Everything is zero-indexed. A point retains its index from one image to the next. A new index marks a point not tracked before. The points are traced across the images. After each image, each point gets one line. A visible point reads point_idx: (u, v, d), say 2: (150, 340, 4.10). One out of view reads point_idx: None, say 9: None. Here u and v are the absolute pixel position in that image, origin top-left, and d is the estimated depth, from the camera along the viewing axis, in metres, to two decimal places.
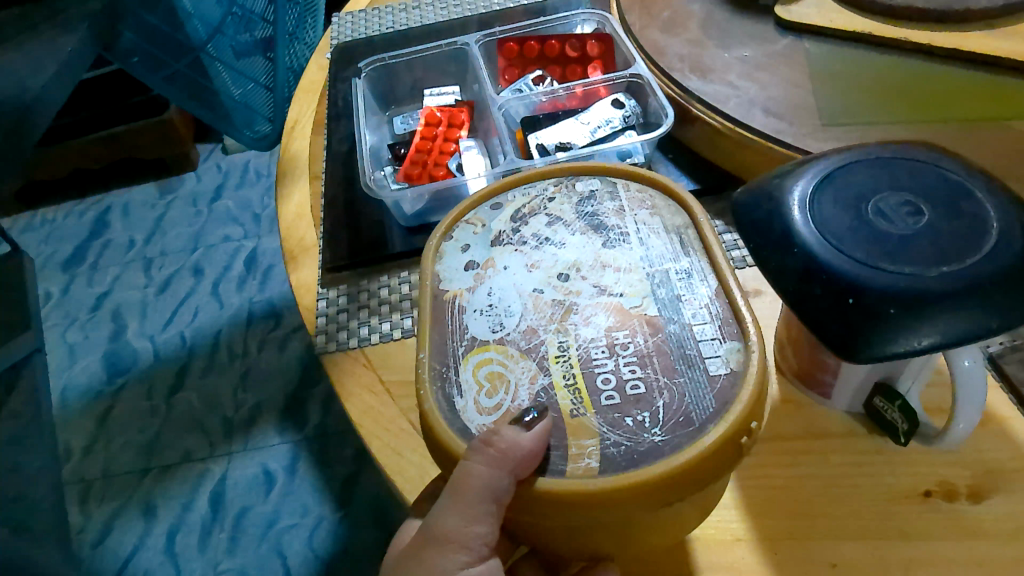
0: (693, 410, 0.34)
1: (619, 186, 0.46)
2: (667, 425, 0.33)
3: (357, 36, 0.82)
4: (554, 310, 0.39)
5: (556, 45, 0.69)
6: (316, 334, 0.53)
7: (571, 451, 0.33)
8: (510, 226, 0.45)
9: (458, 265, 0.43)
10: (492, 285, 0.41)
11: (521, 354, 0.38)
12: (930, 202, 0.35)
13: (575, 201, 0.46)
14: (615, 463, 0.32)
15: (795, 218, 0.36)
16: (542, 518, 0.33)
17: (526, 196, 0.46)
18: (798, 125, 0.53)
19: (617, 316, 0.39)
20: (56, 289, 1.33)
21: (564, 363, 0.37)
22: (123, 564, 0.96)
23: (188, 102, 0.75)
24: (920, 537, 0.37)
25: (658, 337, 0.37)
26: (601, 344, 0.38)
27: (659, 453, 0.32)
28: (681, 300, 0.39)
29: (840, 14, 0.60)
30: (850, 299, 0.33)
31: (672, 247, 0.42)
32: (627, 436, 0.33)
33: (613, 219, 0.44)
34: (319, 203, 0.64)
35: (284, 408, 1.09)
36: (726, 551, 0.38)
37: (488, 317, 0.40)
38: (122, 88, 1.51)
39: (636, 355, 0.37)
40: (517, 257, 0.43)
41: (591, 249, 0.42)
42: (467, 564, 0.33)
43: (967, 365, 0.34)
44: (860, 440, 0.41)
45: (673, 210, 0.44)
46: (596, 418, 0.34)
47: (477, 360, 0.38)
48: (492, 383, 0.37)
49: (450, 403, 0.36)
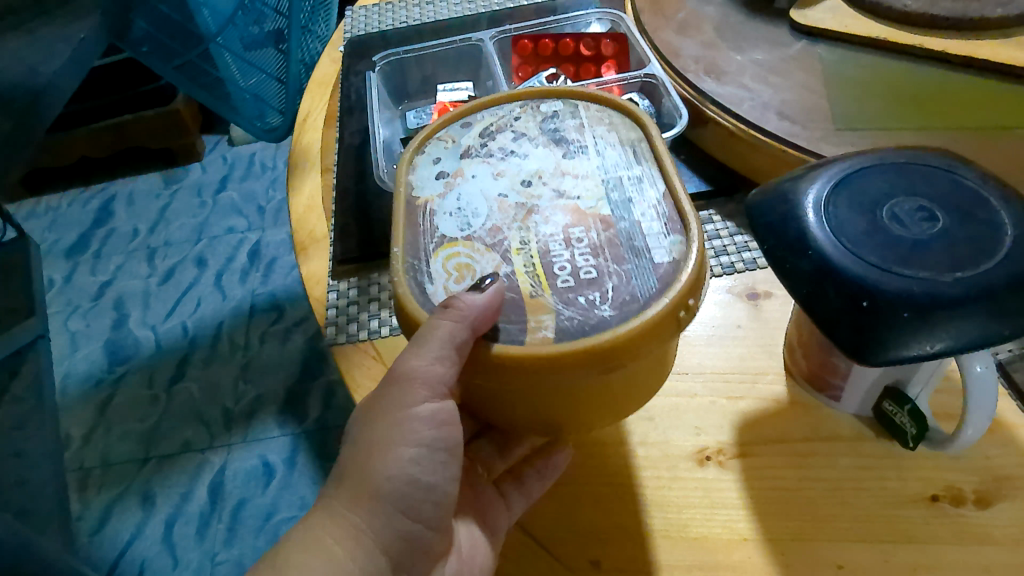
0: (637, 289, 0.35)
1: (580, 108, 0.46)
2: (615, 303, 0.34)
3: (371, 31, 0.82)
4: (517, 211, 0.40)
5: (571, 44, 0.69)
6: (326, 326, 0.53)
7: (528, 324, 0.34)
8: (480, 141, 0.45)
9: (429, 174, 0.43)
10: (462, 191, 0.42)
11: (486, 248, 0.38)
12: (944, 208, 0.36)
13: (540, 119, 0.46)
14: (568, 334, 0.33)
15: (810, 221, 0.36)
16: (493, 381, 0.34)
17: (494, 116, 0.47)
18: (811, 129, 0.53)
19: (573, 215, 0.39)
20: (58, 275, 1.34)
21: (525, 254, 0.38)
22: (120, 552, 0.96)
23: (197, 91, 0.77)
24: (924, 541, 0.37)
25: (610, 232, 0.38)
26: (558, 237, 0.38)
27: (607, 325, 0.33)
28: (632, 202, 0.39)
29: (854, 20, 0.60)
30: (864, 302, 0.33)
31: (626, 158, 0.42)
32: (578, 311, 0.34)
33: (574, 134, 0.44)
34: (330, 195, 0.64)
35: (285, 400, 1.09)
36: (732, 551, 0.38)
37: (457, 218, 0.40)
38: (130, 78, 1.50)
39: (589, 248, 0.38)
40: (485, 166, 0.43)
41: (552, 159, 0.43)
42: (428, 400, 0.34)
43: (980, 372, 0.35)
44: (865, 442, 0.41)
45: (628, 126, 0.44)
46: (552, 297, 0.35)
47: (446, 253, 0.39)
48: (460, 271, 0.38)
49: (421, 287, 0.37)
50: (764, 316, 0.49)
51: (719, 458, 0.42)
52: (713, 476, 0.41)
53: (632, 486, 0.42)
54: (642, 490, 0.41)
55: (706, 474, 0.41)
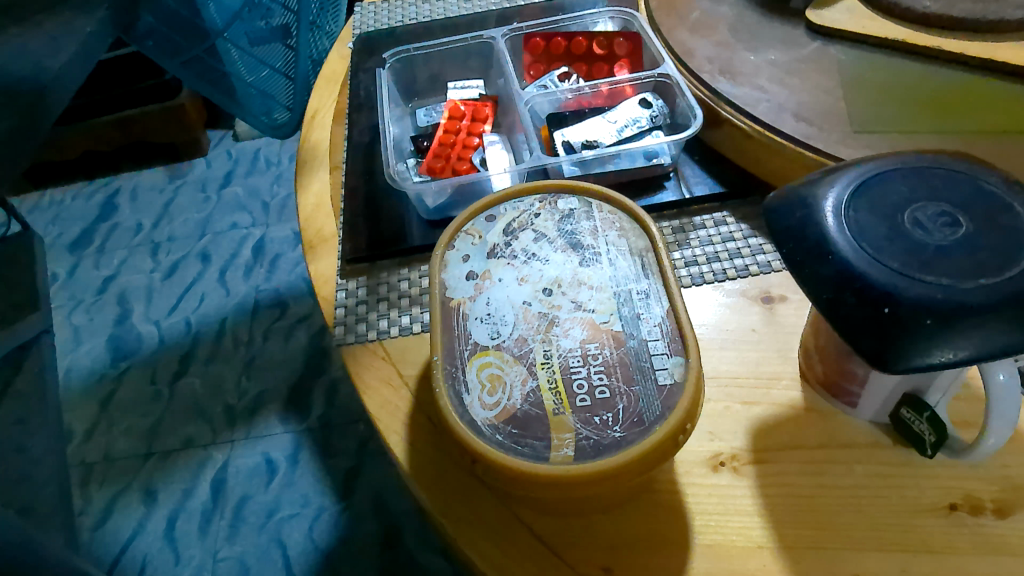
0: (644, 412, 0.36)
1: (594, 207, 0.47)
2: (626, 423, 0.36)
3: (380, 27, 0.81)
4: (539, 322, 0.41)
5: (583, 42, 0.68)
6: (334, 325, 0.53)
7: (552, 442, 0.36)
8: (504, 239, 0.45)
9: (460, 274, 0.44)
10: (490, 295, 0.42)
11: (514, 359, 0.39)
12: (967, 214, 0.35)
13: (557, 218, 0.46)
14: (586, 453, 0.35)
15: (829, 225, 0.35)
16: (512, 484, 0.36)
17: (515, 209, 0.47)
18: (828, 131, 0.53)
19: (589, 330, 0.40)
20: (61, 269, 1.33)
21: (548, 369, 0.39)
22: (121, 548, 0.96)
23: (203, 85, 0.76)
24: (942, 550, 0.37)
25: (621, 350, 0.39)
26: (576, 354, 0.39)
27: (617, 447, 0.35)
28: (640, 318, 0.40)
29: (871, 21, 0.59)
30: (885, 308, 0.32)
31: (635, 269, 0.43)
32: (593, 431, 0.36)
33: (589, 239, 0.45)
34: (339, 194, 0.63)
35: (287, 397, 1.08)
36: (746, 559, 0.38)
37: (487, 325, 0.41)
38: (136, 72, 1.50)
39: (603, 365, 0.39)
40: (510, 269, 0.44)
41: (570, 267, 0.43)
42: None
43: (1003, 380, 0.34)
44: (882, 450, 0.41)
45: (637, 232, 0.45)
46: (572, 417, 0.37)
47: (479, 363, 0.39)
48: (492, 383, 0.39)
49: (458, 397, 0.38)
50: (779, 321, 0.48)
51: (733, 465, 0.41)
52: (727, 483, 0.41)
53: (644, 490, 0.41)
54: (655, 494, 0.41)
55: (720, 480, 0.41)
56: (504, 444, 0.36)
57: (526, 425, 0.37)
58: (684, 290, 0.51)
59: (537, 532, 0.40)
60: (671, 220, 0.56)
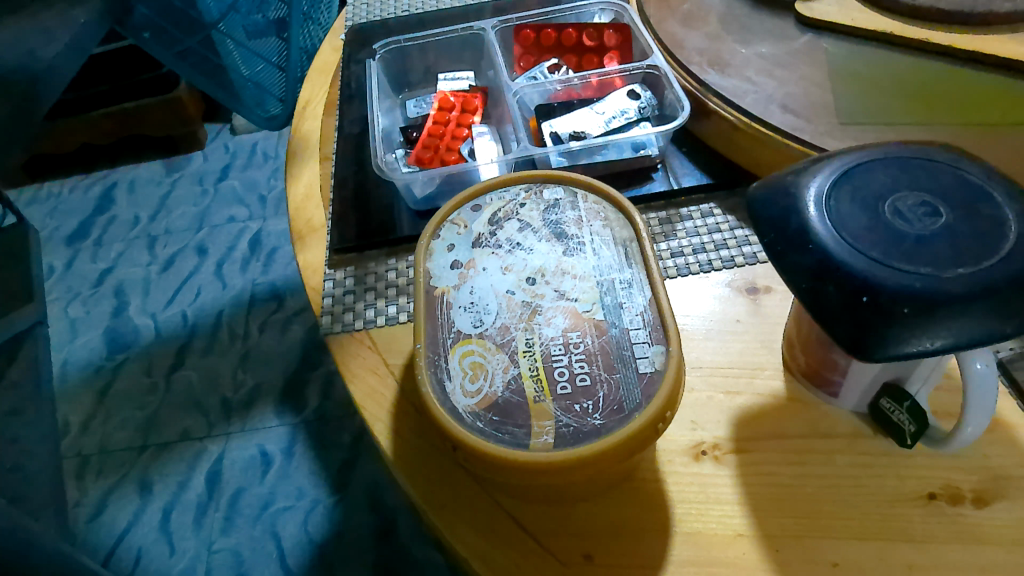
0: (624, 399, 0.36)
1: (579, 196, 0.47)
2: (606, 411, 0.36)
3: (373, 18, 0.81)
4: (522, 310, 0.41)
5: (573, 34, 0.68)
6: (321, 314, 0.53)
7: (532, 429, 0.36)
8: (489, 229, 0.46)
9: (445, 263, 0.44)
10: (474, 284, 0.43)
11: (497, 348, 0.40)
12: (948, 204, 0.35)
13: (543, 208, 0.47)
14: (566, 440, 0.35)
15: (811, 215, 0.35)
16: (493, 471, 0.36)
17: (501, 199, 0.47)
18: (814, 123, 0.53)
19: (571, 319, 0.41)
20: (58, 262, 1.33)
21: (530, 357, 0.39)
22: (116, 540, 0.96)
23: (197, 78, 0.74)
24: (921, 539, 0.37)
25: (603, 339, 0.39)
26: (558, 342, 0.40)
27: (597, 434, 0.35)
28: (623, 307, 0.40)
29: (861, 13, 0.59)
30: (864, 297, 0.32)
31: (618, 258, 0.43)
32: (573, 419, 0.36)
33: (574, 229, 0.45)
34: (329, 184, 0.64)
35: (283, 390, 1.09)
36: (725, 547, 0.38)
37: (470, 313, 0.41)
38: (133, 64, 1.51)
39: (585, 353, 0.39)
40: (494, 259, 0.44)
41: (554, 256, 0.44)
42: None
43: (980, 369, 0.34)
44: (863, 440, 0.41)
45: (621, 222, 0.45)
46: (553, 405, 0.37)
47: (462, 351, 0.40)
48: (474, 370, 0.39)
49: (441, 385, 0.38)
50: (764, 311, 0.48)
51: (715, 454, 0.41)
52: (709, 472, 0.41)
53: (628, 479, 0.41)
54: (638, 483, 0.41)
55: (702, 469, 0.41)
56: (484, 431, 0.36)
57: (507, 413, 0.37)
58: (670, 281, 0.51)
59: (519, 519, 0.40)
60: (658, 211, 0.56)
